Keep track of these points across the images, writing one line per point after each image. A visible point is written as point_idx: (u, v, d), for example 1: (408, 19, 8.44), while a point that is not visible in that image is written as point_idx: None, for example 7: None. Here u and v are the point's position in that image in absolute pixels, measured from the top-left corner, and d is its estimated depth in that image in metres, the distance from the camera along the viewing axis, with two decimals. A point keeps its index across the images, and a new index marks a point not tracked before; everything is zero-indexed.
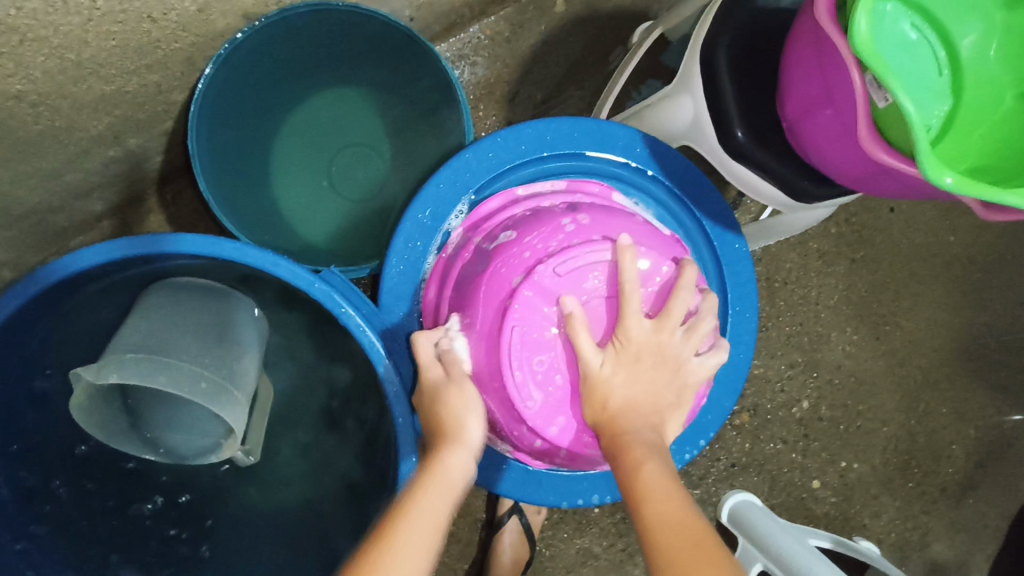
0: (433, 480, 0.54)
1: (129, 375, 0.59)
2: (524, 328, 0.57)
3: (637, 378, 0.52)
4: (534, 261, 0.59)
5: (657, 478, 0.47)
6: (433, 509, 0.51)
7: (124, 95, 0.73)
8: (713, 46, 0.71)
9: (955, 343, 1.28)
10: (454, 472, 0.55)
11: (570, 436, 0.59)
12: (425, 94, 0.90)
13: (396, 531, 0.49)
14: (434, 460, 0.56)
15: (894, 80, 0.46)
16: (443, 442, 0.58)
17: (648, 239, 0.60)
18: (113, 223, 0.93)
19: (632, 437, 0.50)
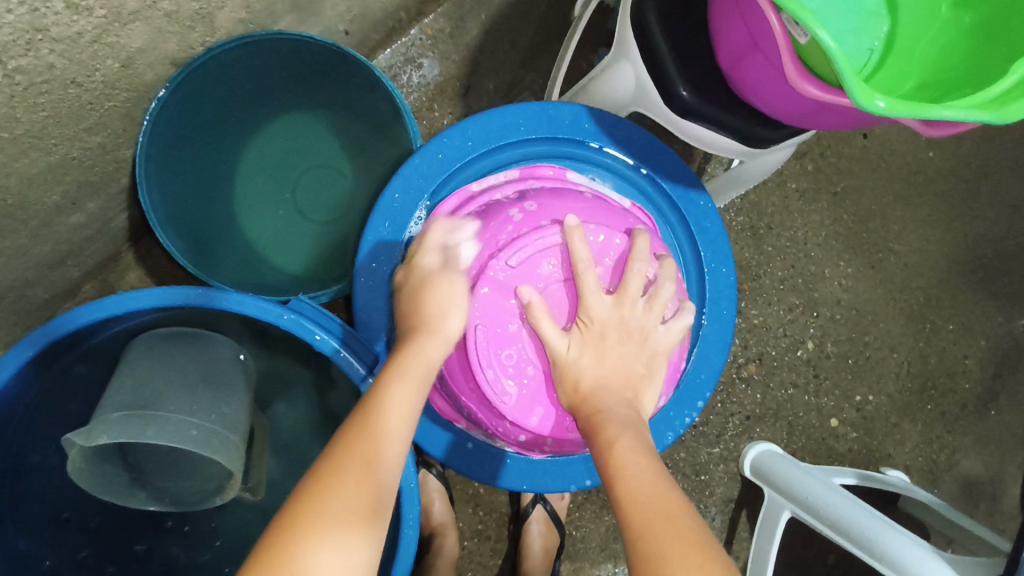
0: (408, 360, 0.54)
1: (119, 435, 0.59)
2: (488, 325, 0.59)
3: (605, 355, 0.54)
4: (487, 258, 0.61)
5: (629, 447, 0.49)
6: (404, 402, 0.52)
7: (70, 162, 0.73)
8: (641, 9, 0.70)
9: (952, 258, 1.26)
10: (424, 352, 0.55)
11: (551, 423, 0.60)
12: (372, 106, 0.90)
13: (371, 420, 0.50)
14: (409, 348, 0.55)
15: (808, 15, 0.45)
16: (421, 330, 0.57)
17: (596, 217, 0.62)
18: (92, 286, 0.93)
19: (604, 413, 0.51)
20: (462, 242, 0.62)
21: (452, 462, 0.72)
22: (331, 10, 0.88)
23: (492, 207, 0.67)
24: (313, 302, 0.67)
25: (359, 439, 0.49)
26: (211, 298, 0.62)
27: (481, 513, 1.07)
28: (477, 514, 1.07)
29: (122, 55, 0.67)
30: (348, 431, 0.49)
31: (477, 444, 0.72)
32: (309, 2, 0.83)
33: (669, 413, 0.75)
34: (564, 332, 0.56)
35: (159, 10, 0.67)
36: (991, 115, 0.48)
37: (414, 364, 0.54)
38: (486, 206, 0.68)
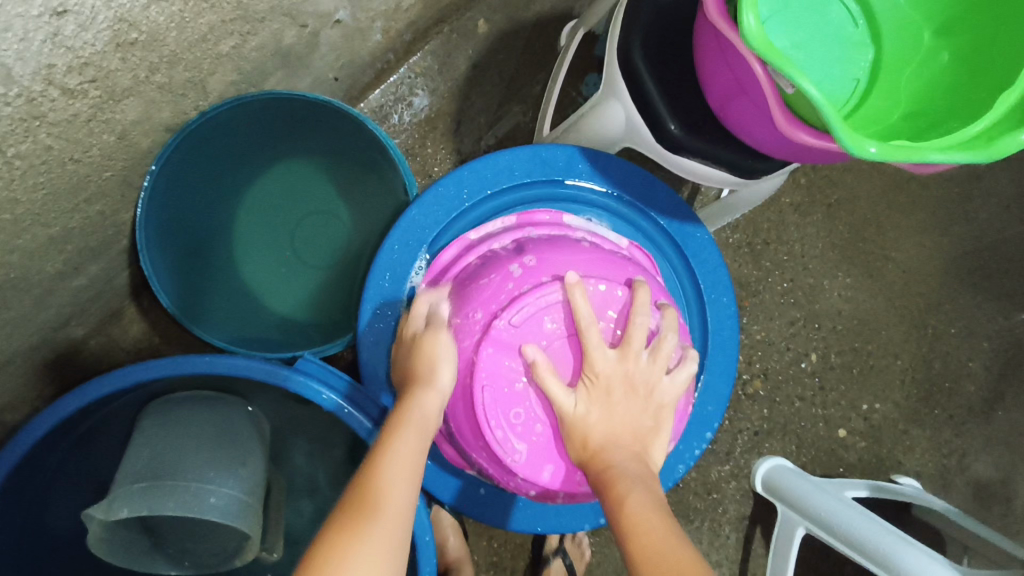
0: (410, 414, 0.56)
1: (140, 508, 0.60)
2: (494, 385, 0.59)
3: (613, 412, 0.55)
4: (490, 318, 0.61)
5: (627, 487, 0.51)
6: (405, 456, 0.52)
7: (71, 232, 0.74)
8: (627, 51, 0.71)
9: (949, 263, 1.27)
10: (420, 405, 0.57)
11: (562, 477, 0.61)
12: (364, 151, 0.90)
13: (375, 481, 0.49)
14: (407, 405, 0.57)
15: (793, 68, 0.46)
16: (415, 388, 0.59)
17: (594, 268, 0.63)
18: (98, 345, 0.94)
19: (616, 471, 0.53)
20: (446, 304, 0.66)
21: (466, 508, 0.72)
22: (320, 62, 0.89)
23: (490, 261, 0.67)
24: (320, 360, 0.68)
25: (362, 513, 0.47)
26: (222, 365, 0.63)
27: (497, 545, 1.06)
28: (492, 546, 1.07)
29: (118, 128, 0.68)
30: (353, 497, 0.48)
31: (490, 489, 0.73)
32: (298, 57, 0.84)
33: (679, 446, 0.76)
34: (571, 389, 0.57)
35: (153, 84, 0.68)
36: (976, 154, 0.48)
37: (415, 415, 0.56)
38: (486, 258, 0.68)
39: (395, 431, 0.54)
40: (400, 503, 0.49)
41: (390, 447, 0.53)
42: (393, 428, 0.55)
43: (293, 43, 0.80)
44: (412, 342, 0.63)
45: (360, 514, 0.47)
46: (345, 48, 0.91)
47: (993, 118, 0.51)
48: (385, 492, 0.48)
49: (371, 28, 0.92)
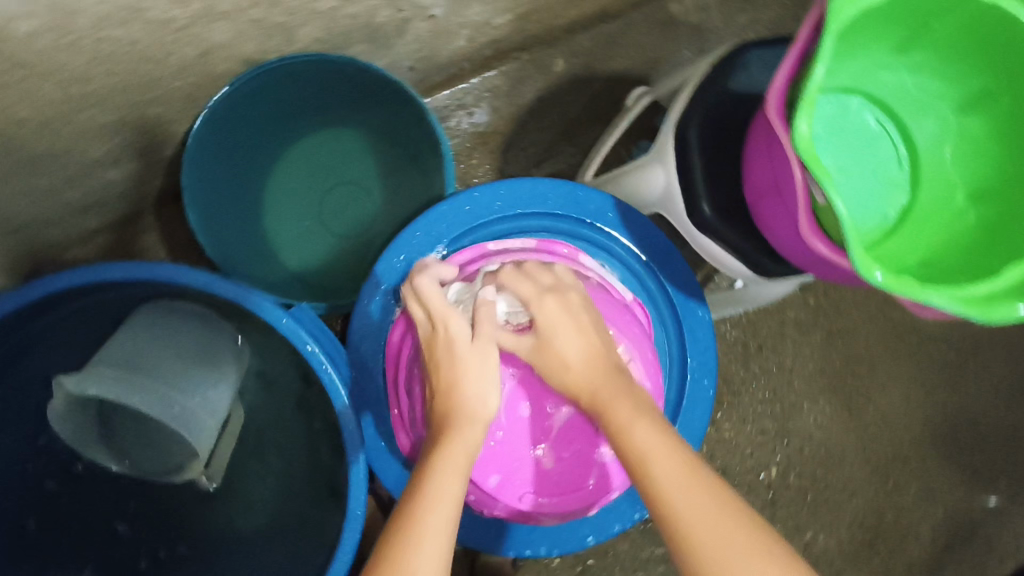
0: (451, 452, 0.55)
1: (110, 391, 0.62)
2: None
3: (578, 343, 0.62)
4: None
5: (669, 464, 0.52)
6: (446, 494, 0.52)
7: (124, 125, 0.77)
8: (685, 125, 0.75)
9: (927, 423, 1.28)
10: (460, 439, 0.56)
11: (504, 486, 0.68)
12: (415, 140, 0.94)
13: (413, 525, 0.49)
14: (450, 435, 0.56)
15: (829, 180, 0.49)
16: (458, 416, 0.58)
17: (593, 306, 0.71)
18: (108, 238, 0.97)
19: (596, 387, 0.60)
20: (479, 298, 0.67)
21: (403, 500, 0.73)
22: (403, 47, 0.93)
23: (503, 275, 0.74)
24: (312, 315, 0.70)
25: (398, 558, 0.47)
26: (224, 289, 0.64)
27: None
28: None
29: (202, 45, 0.72)
30: (390, 541, 0.49)
31: None
32: (385, 36, 0.88)
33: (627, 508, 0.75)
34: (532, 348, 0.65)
35: (247, 16, 0.71)
36: (967, 309, 0.52)
37: (456, 452, 0.55)
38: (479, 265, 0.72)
39: (439, 469, 0.54)
40: (443, 558, 0.48)
41: (433, 489, 0.52)
42: (437, 466, 0.54)
43: (384, 23, 0.85)
44: (456, 360, 0.60)
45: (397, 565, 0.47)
46: (428, 43, 0.96)
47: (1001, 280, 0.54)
48: (421, 536, 0.48)
49: (457, 33, 0.97)
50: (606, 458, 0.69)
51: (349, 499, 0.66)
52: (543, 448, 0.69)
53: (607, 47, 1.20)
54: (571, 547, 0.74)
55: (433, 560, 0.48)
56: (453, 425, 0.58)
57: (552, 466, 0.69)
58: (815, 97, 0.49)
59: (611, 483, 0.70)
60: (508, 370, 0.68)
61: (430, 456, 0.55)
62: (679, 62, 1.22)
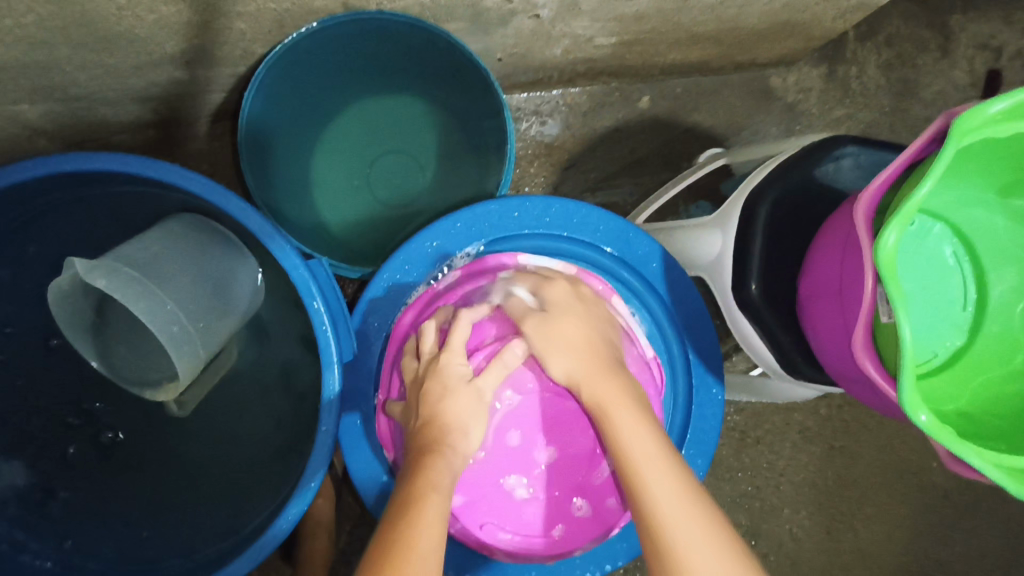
0: (436, 476, 0.53)
1: (118, 292, 0.58)
2: None
3: (554, 294, 0.65)
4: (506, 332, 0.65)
5: (626, 421, 0.56)
6: (432, 525, 0.50)
7: (206, 30, 0.76)
8: (757, 199, 0.72)
9: (901, 570, 1.23)
10: (441, 473, 0.54)
11: (464, 501, 0.65)
12: (484, 135, 0.91)
13: (399, 550, 0.47)
14: (431, 459, 0.54)
15: (902, 303, 0.46)
16: (440, 442, 0.56)
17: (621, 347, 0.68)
18: (159, 136, 0.96)
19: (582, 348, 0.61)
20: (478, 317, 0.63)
21: (360, 485, 0.70)
22: (500, 38, 0.91)
23: None
24: (330, 272, 0.67)
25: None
26: (254, 221, 0.62)
27: None
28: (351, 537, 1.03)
29: None
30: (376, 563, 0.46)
31: (391, 483, 0.70)
32: (486, 22, 0.86)
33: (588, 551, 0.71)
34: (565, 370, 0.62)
35: None
36: (1007, 479, 0.47)
37: (437, 487, 0.53)
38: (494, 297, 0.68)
39: (421, 502, 0.51)
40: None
41: (417, 518, 0.49)
42: (419, 498, 0.51)
43: (491, 10, 0.82)
44: (449, 394, 0.58)
45: None
46: (525, 41, 0.94)
47: None
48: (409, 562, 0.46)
49: (556, 40, 0.95)
50: (578, 511, 0.66)
51: (308, 467, 0.63)
52: (516, 478, 0.65)
53: (696, 100, 1.17)
54: None
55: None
56: (434, 452, 0.55)
57: (523, 501, 0.65)
58: (912, 213, 0.46)
59: (575, 538, 0.66)
60: (506, 393, 0.65)
61: (409, 485, 0.53)
62: (763, 136, 1.19)
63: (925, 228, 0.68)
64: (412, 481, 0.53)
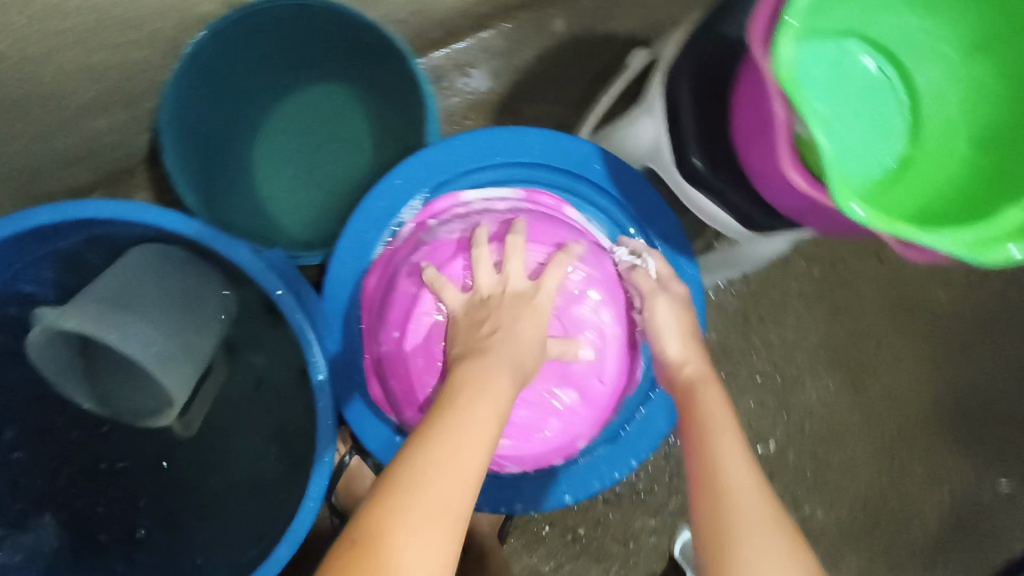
0: (472, 391, 0.51)
1: (92, 325, 0.60)
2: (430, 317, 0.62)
3: (683, 324, 0.63)
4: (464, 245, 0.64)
5: (731, 447, 0.55)
6: (466, 442, 0.48)
7: (108, 69, 0.76)
8: (676, 71, 0.72)
9: (935, 403, 1.24)
10: (500, 377, 0.52)
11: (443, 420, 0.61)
12: (399, 91, 0.89)
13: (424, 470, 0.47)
14: (463, 371, 0.53)
15: (806, 107, 0.46)
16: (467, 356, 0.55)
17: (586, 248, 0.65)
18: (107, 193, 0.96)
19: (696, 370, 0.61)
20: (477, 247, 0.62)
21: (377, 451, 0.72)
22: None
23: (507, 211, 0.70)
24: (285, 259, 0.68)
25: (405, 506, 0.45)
26: (194, 229, 0.63)
27: None
28: None
29: None
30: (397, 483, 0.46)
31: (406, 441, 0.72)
32: None
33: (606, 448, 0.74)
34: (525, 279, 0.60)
35: None
36: (956, 248, 0.47)
37: (495, 399, 0.51)
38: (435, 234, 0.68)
39: (456, 413, 0.50)
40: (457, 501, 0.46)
41: (469, 434, 0.49)
42: (450, 411, 0.50)
43: None
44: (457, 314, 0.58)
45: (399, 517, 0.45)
46: None
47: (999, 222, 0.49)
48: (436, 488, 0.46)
49: None
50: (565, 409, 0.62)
51: (317, 445, 0.65)
52: None
53: (609, 9, 1.16)
54: (546, 503, 0.74)
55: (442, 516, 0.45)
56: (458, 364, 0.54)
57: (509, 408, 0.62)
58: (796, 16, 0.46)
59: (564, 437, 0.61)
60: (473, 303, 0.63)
61: (468, 391, 0.51)
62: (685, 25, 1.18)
63: None
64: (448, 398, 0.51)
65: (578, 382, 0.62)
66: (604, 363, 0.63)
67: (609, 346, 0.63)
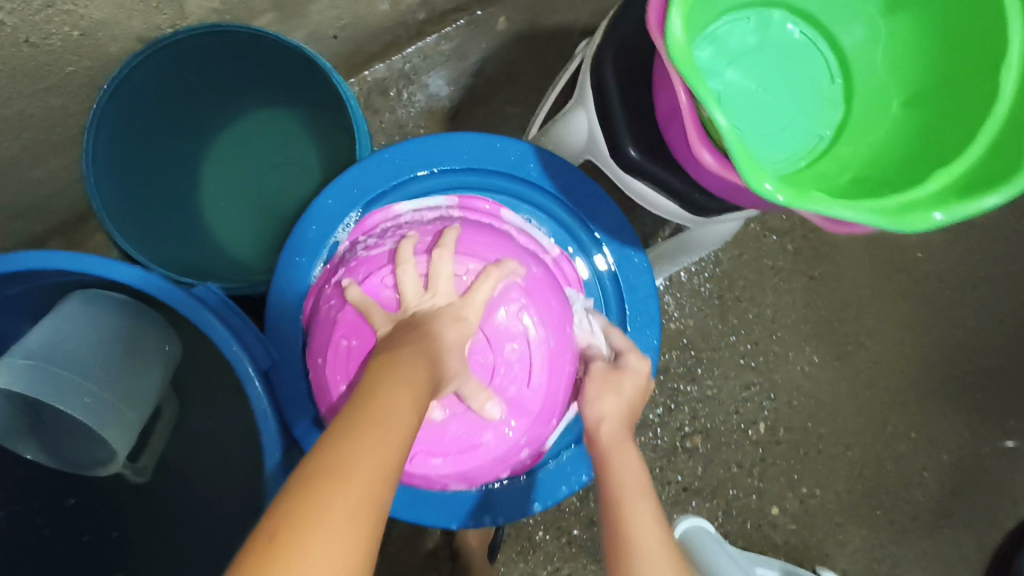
0: (413, 353, 0.45)
1: (18, 382, 0.61)
2: (349, 334, 0.56)
3: (622, 392, 0.61)
4: (389, 254, 0.57)
5: (644, 512, 0.53)
6: (405, 403, 0.41)
7: (27, 117, 0.75)
8: (599, 60, 0.70)
9: (923, 366, 1.21)
10: (415, 366, 0.44)
11: None
12: (334, 105, 0.86)
13: (359, 426, 0.39)
14: (407, 337, 0.47)
15: (704, 89, 0.44)
16: (402, 328, 0.48)
17: (519, 256, 0.59)
18: (60, 242, 0.95)
19: (614, 430, 0.59)
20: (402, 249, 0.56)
21: None
22: (320, 16, 0.89)
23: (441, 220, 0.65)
24: (219, 292, 0.67)
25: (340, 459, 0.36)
26: (119, 271, 0.62)
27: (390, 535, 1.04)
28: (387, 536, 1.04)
29: (82, 24, 0.68)
30: (330, 441, 0.38)
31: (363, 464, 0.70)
32: (293, 4, 0.83)
33: (569, 450, 0.73)
34: (457, 293, 0.53)
35: None
36: (878, 218, 0.46)
37: (409, 384, 0.42)
38: (365, 246, 0.61)
39: (395, 371, 0.43)
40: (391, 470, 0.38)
41: (397, 407, 0.41)
42: (390, 370, 0.43)
43: None
44: (377, 312, 0.52)
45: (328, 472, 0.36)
46: (348, 8, 0.91)
47: (911, 193, 0.49)
48: (371, 444, 0.38)
49: None
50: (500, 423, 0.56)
51: (268, 476, 0.64)
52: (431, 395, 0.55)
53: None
54: (514, 511, 0.73)
55: (356, 517, 0.34)
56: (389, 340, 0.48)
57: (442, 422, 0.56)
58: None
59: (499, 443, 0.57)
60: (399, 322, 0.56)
61: (376, 381, 0.43)
62: None
63: (766, 16, 0.65)
64: (386, 355, 0.45)
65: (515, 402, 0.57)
66: (533, 372, 0.57)
67: (536, 354, 0.57)
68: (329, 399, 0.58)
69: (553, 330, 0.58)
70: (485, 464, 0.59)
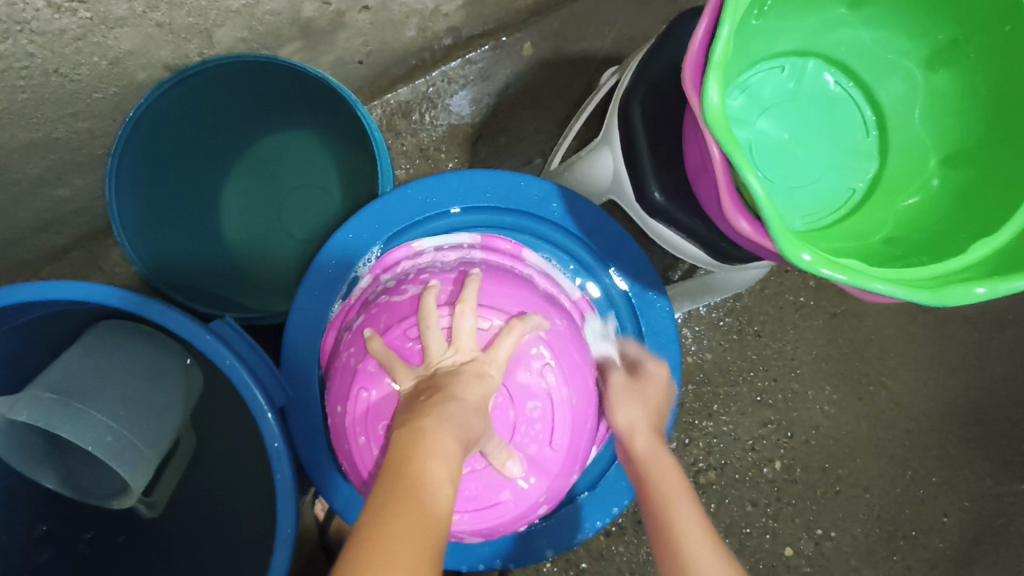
0: (440, 415, 0.45)
1: (42, 419, 0.59)
2: (369, 386, 0.55)
3: (644, 399, 0.67)
4: (413, 303, 0.57)
5: (686, 504, 0.57)
6: (440, 461, 0.42)
7: (54, 140, 0.75)
8: (628, 101, 0.69)
9: (946, 409, 1.19)
10: (442, 434, 0.44)
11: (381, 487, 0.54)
12: (356, 133, 0.85)
13: (400, 490, 0.40)
14: (437, 396, 0.47)
15: (740, 156, 0.43)
16: (428, 386, 0.49)
17: (543, 308, 0.59)
18: (82, 255, 0.94)
19: (645, 443, 0.64)
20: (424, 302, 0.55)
21: (346, 513, 0.70)
22: (346, 42, 0.88)
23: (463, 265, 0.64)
24: (237, 326, 0.66)
25: (387, 525, 0.38)
26: (134, 303, 0.61)
27: None
28: None
29: (110, 55, 0.68)
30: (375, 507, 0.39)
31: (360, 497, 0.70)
32: (320, 32, 0.83)
33: (582, 496, 0.72)
34: (480, 348, 0.53)
35: (151, 19, 0.67)
36: (920, 294, 0.44)
37: (437, 455, 0.43)
38: (386, 292, 0.61)
39: (426, 429, 0.44)
40: (436, 530, 0.39)
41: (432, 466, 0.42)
42: (421, 429, 0.44)
43: (316, 19, 0.79)
44: (400, 366, 0.52)
45: (377, 540, 0.37)
46: (375, 35, 0.91)
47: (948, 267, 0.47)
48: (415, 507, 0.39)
49: (404, 23, 0.92)
50: (521, 481, 0.56)
51: (279, 517, 0.63)
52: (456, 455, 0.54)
53: (579, 25, 1.09)
54: (525, 558, 0.71)
55: None
56: (415, 398, 0.49)
57: (462, 480, 0.55)
58: (723, 60, 0.44)
59: (518, 502, 0.56)
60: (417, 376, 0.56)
61: (404, 454, 0.43)
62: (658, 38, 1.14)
63: (800, 66, 0.64)
64: (417, 415, 0.46)
65: (540, 462, 0.56)
66: (554, 431, 0.56)
67: (558, 414, 0.56)
68: (349, 448, 0.57)
69: (575, 384, 0.57)
70: (504, 521, 0.58)
